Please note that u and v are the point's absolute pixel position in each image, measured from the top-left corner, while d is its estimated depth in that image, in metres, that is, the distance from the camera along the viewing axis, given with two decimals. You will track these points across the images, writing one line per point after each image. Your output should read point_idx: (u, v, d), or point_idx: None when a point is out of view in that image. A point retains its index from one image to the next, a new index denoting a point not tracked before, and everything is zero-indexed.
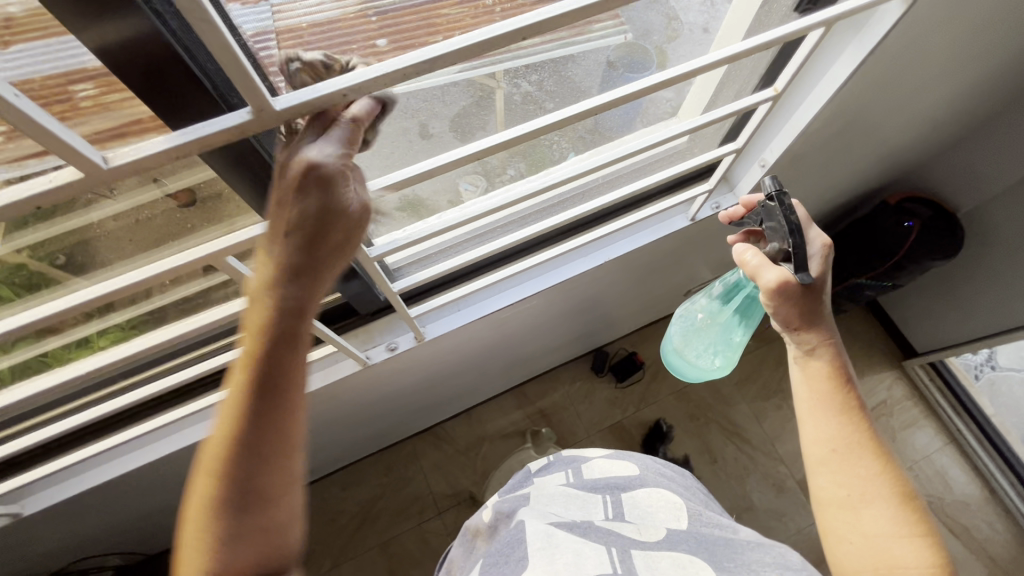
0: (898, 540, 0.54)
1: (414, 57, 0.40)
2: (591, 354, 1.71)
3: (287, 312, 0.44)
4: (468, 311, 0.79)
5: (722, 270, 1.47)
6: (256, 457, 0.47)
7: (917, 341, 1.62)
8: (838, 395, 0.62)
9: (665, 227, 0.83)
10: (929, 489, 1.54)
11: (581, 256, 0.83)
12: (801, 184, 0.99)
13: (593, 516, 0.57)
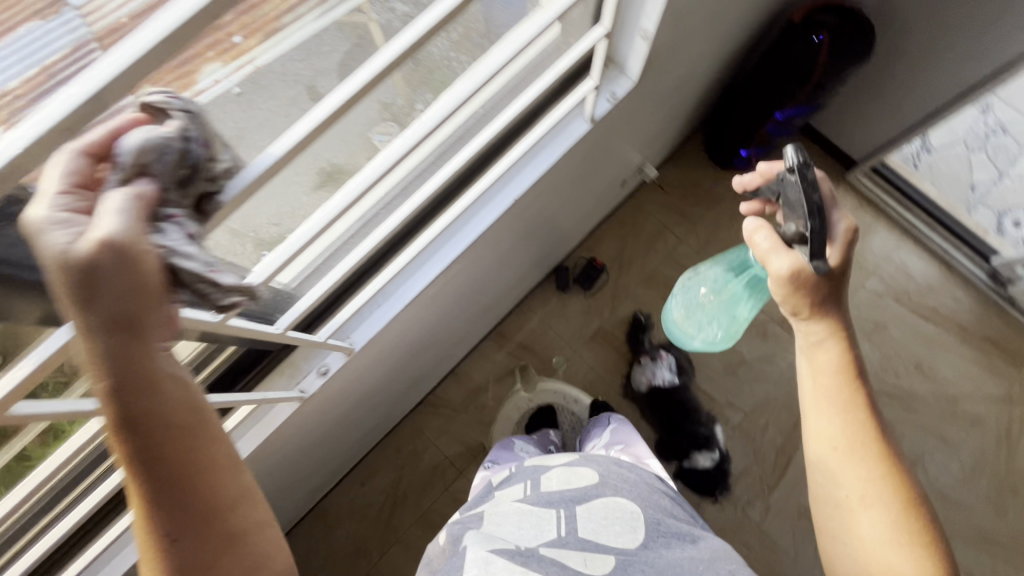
0: (893, 548, 0.63)
1: (117, 62, 0.30)
2: (552, 274, 1.66)
3: (121, 387, 0.40)
4: (392, 301, 0.73)
5: (650, 146, 1.38)
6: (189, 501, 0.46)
7: (854, 150, 1.60)
8: (844, 392, 0.69)
9: (565, 138, 0.75)
10: (894, 285, 1.61)
11: (485, 203, 0.75)
12: (701, 31, 0.89)
13: (548, 535, 0.68)
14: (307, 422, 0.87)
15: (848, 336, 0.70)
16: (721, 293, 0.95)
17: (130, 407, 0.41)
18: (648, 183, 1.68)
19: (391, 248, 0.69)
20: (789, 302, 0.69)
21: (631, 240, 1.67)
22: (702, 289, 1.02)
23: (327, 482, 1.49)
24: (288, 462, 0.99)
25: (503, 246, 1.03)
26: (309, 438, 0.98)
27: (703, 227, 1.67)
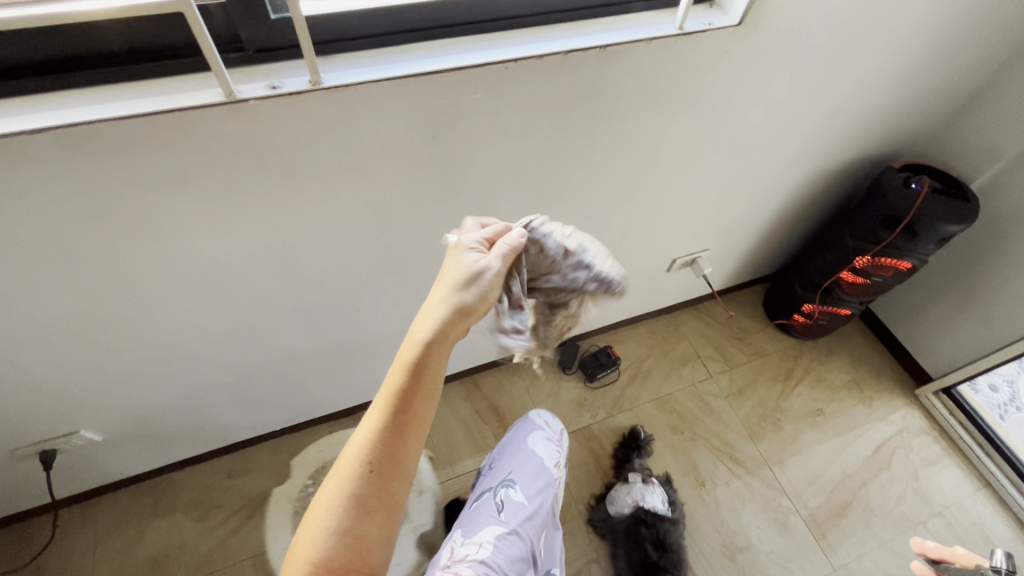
0: None
1: None
2: (559, 349, 1.43)
3: (418, 389, 0.53)
4: (390, 68, 0.57)
5: (718, 240, 1.26)
6: (380, 485, 0.51)
7: (929, 362, 1.40)
8: None
9: (650, 30, 0.66)
10: (965, 542, 1.24)
11: (540, 38, 0.63)
12: (801, 76, 0.87)
13: (554, 471, 0.87)
14: (203, 226, 0.65)
15: None
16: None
17: (412, 414, 0.53)
18: (692, 307, 1.54)
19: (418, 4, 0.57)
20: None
21: (656, 352, 1.45)
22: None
23: (182, 448, 1.10)
24: (143, 301, 0.73)
25: (526, 213, 0.88)
26: (192, 286, 0.74)
27: (740, 374, 1.44)
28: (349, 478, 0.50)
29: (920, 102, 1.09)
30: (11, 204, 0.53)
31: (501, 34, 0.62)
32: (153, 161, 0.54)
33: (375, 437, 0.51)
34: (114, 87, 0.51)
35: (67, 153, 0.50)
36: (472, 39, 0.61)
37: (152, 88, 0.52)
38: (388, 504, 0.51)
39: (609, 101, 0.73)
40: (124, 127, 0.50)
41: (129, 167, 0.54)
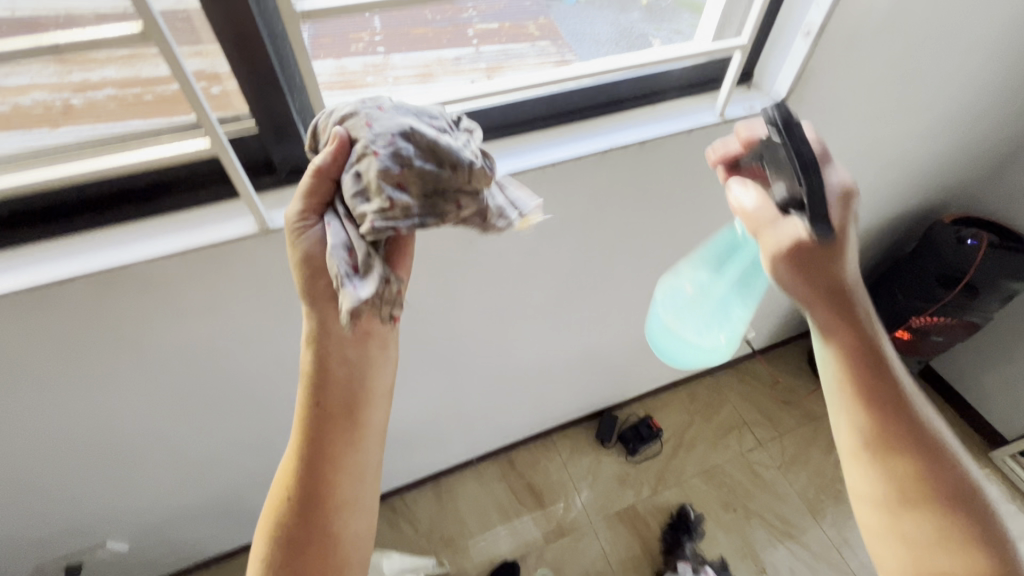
0: (933, 552, 0.51)
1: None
2: (596, 419, 1.36)
3: (321, 379, 0.49)
4: None
5: (759, 302, 1.20)
6: (310, 494, 0.48)
7: (1002, 422, 1.29)
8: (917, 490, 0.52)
9: (686, 119, 0.64)
10: None
11: (571, 136, 0.61)
12: (840, 145, 0.84)
13: None
14: (235, 343, 0.62)
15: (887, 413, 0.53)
16: (715, 314, 0.60)
17: (328, 413, 0.49)
18: (733, 367, 1.45)
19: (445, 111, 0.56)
20: (810, 280, 0.50)
21: (698, 420, 1.37)
22: (685, 285, 0.63)
23: (210, 547, 1.06)
24: (174, 419, 0.70)
25: (560, 292, 0.85)
26: (222, 400, 0.71)
27: (793, 441, 1.34)
28: (280, 498, 0.49)
29: (967, 155, 1.04)
30: (46, 349, 0.52)
31: (533, 135, 0.61)
32: (187, 293, 0.52)
33: (297, 448, 0.49)
34: (150, 223, 0.50)
35: (101, 295, 0.49)
36: (503, 142, 0.60)
37: (187, 221, 0.50)
38: (324, 508, 0.49)
39: (646, 185, 0.70)
40: (157, 266, 0.48)
41: (162, 302, 0.53)
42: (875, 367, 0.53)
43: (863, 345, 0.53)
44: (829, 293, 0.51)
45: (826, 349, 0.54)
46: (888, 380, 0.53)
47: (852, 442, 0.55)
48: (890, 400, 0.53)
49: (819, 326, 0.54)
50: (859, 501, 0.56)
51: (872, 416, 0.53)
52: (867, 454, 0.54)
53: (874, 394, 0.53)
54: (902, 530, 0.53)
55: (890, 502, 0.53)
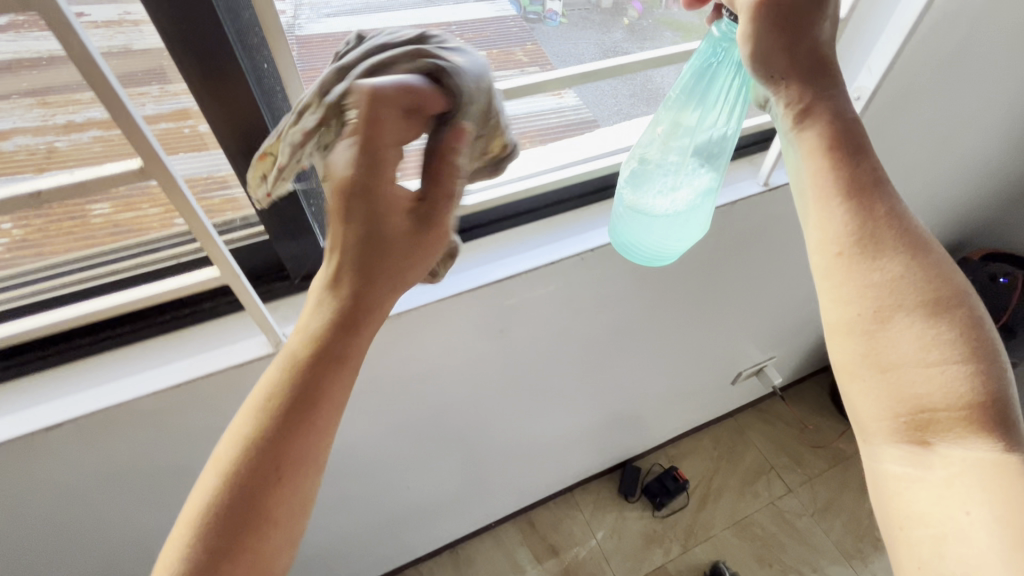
0: (927, 374, 0.37)
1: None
2: (617, 470, 1.30)
3: (348, 301, 0.32)
4: (455, 280, 0.56)
5: (782, 345, 1.16)
6: (268, 462, 0.31)
7: None
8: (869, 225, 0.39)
9: None
10: None
11: (588, 225, 0.63)
12: None
13: None
14: None
15: (904, 270, 0.39)
16: (681, 174, 0.51)
17: (330, 352, 0.32)
18: (755, 408, 1.40)
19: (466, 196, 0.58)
20: (770, 60, 0.40)
21: (724, 467, 1.31)
22: (657, 132, 0.50)
23: None
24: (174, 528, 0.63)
25: (585, 358, 0.80)
26: None
27: (823, 485, 1.28)
28: (234, 460, 0.31)
29: (993, 195, 1.01)
30: None
31: (551, 222, 0.63)
32: (195, 409, 0.51)
33: (284, 375, 0.32)
34: (159, 339, 0.51)
35: None
36: (520, 231, 0.61)
37: (199, 342, 0.51)
38: (260, 507, 0.31)
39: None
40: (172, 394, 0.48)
41: None
42: (850, 150, 0.41)
43: (843, 121, 0.41)
44: (814, 72, 0.41)
45: (802, 136, 0.42)
46: (871, 205, 0.40)
47: (822, 259, 0.42)
48: (873, 220, 0.39)
49: (788, 116, 0.42)
50: (842, 378, 0.42)
51: (851, 232, 0.40)
52: (845, 258, 0.40)
53: (855, 227, 0.40)
54: (907, 387, 0.38)
55: (868, 332, 0.39)
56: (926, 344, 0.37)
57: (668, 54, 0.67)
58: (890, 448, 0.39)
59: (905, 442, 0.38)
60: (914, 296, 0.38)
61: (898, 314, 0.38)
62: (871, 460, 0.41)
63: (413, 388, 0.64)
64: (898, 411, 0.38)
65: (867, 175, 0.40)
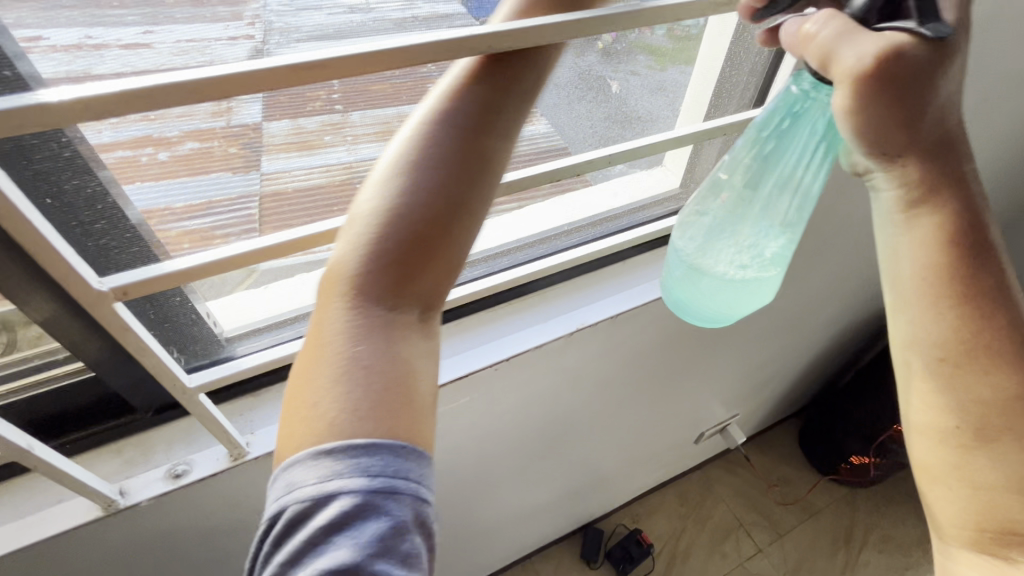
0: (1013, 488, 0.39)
1: None
2: (580, 533, 1.22)
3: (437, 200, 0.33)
4: None
5: (747, 400, 1.12)
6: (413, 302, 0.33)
7: None
8: (976, 315, 0.38)
9: (633, 296, 0.59)
10: None
11: (512, 324, 0.56)
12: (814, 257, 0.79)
13: None
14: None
15: (1014, 359, 0.38)
16: (749, 238, 0.43)
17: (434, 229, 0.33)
18: (722, 458, 1.34)
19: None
20: (885, 135, 0.35)
21: (691, 525, 1.25)
22: (720, 196, 0.44)
23: None
24: None
25: (530, 436, 0.74)
26: None
27: (794, 543, 1.23)
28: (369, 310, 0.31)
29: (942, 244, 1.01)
30: None
31: (471, 320, 0.55)
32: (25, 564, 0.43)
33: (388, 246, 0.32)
34: None
35: None
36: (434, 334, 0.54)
37: (17, 495, 0.42)
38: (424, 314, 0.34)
39: (616, 330, 0.61)
40: None
41: None
42: (973, 245, 0.38)
43: (969, 210, 0.38)
44: (935, 146, 0.37)
45: (916, 222, 0.38)
46: (992, 315, 0.38)
47: (921, 360, 0.40)
48: (994, 333, 0.38)
49: (899, 195, 0.38)
50: (920, 471, 0.44)
51: (959, 336, 0.38)
52: (948, 367, 0.39)
53: (967, 334, 0.38)
54: (993, 499, 0.39)
55: (964, 445, 0.40)
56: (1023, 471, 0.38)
57: (641, 79, 0.59)
58: (966, 554, 0.41)
59: (983, 552, 0.40)
60: None
61: (1008, 432, 0.39)
62: (943, 558, 0.43)
63: None
64: (982, 521, 0.40)
65: (990, 280, 0.38)
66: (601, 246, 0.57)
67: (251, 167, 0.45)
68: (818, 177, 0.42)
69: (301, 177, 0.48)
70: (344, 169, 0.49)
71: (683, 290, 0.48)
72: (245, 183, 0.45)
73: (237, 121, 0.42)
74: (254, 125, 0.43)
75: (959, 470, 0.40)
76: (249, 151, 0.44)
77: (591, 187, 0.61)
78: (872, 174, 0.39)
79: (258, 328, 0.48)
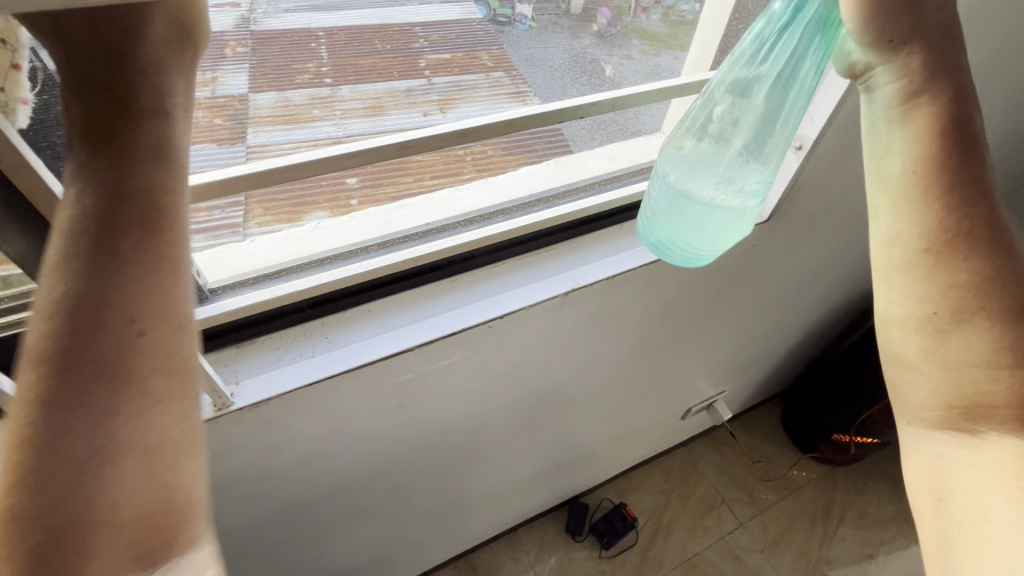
0: (989, 371, 0.37)
1: None
2: (565, 508, 1.24)
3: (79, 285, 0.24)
4: (337, 354, 0.47)
5: (731, 378, 1.13)
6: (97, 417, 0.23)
7: None
8: (962, 193, 0.35)
9: (627, 260, 0.58)
10: None
11: (503, 284, 0.54)
12: (805, 232, 0.79)
13: None
14: None
15: (995, 236, 0.36)
16: (736, 160, 0.45)
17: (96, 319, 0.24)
18: (706, 436, 1.35)
19: (336, 258, 0.49)
20: (886, 23, 0.34)
21: (675, 501, 1.26)
22: (713, 113, 0.44)
23: None
24: None
25: (518, 405, 0.74)
26: None
27: (773, 518, 1.26)
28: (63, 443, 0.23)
29: None
30: None
31: (460, 281, 0.54)
32: None
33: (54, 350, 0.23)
34: None
35: None
36: (422, 293, 0.52)
37: None
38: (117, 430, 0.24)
39: (607, 297, 0.61)
40: None
41: None
42: (960, 136, 0.35)
43: (960, 99, 0.35)
44: (938, 35, 0.35)
45: (912, 115, 0.36)
46: (974, 200, 0.36)
47: (900, 253, 0.38)
48: (977, 215, 0.36)
49: (900, 86, 0.36)
50: (889, 361, 0.42)
51: (943, 226, 0.36)
52: (933, 255, 0.36)
53: (950, 216, 0.36)
54: (967, 381, 0.38)
55: (938, 331, 0.37)
56: (996, 348, 0.37)
57: (634, 64, 0.58)
58: (942, 436, 0.40)
59: (951, 429, 0.39)
60: (1000, 296, 0.36)
61: (979, 312, 0.36)
62: (918, 443, 0.42)
63: (306, 461, 0.56)
64: (951, 402, 0.39)
65: (974, 167, 0.36)
66: (588, 207, 0.58)
67: (237, 138, 0.45)
68: (806, 90, 0.42)
69: (288, 149, 0.46)
70: (333, 143, 0.48)
71: (668, 218, 0.49)
72: (231, 155, 0.45)
73: (222, 91, 0.42)
74: (241, 96, 0.44)
75: (934, 354, 0.38)
76: (235, 122, 0.44)
77: (590, 151, 0.59)
78: (872, 72, 0.37)
79: (243, 280, 0.46)
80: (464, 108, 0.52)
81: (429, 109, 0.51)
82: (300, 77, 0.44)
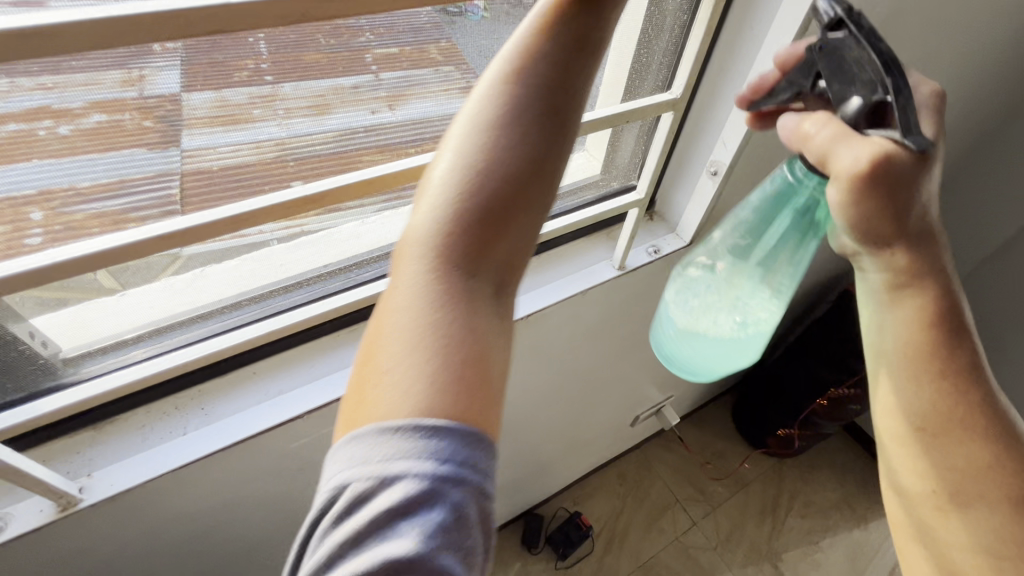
0: (992, 558, 0.39)
1: None
2: (521, 520, 1.22)
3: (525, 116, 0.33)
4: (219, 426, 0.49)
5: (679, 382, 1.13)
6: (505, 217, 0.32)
7: None
8: (954, 391, 0.41)
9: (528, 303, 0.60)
10: None
11: None
12: None
13: None
14: None
15: (998, 436, 0.40)
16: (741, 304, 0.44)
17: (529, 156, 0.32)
18: (659, 437, 1.36)
19: (212, 313, 0.49)
20: (876, 226, 0.37)
21: (629, 504, 1.27)
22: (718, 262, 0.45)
23: None
24: None
25: None
26: None
27: (725, 516, 1.27)
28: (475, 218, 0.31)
29: None
30: None
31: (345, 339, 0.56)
32: None
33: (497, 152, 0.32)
34: None
35: None
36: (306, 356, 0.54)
37: None
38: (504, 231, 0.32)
39: None
40: None
41: None
42: (949, 331, 0.40)
43: (948, 296, 0.40)
44: (925, 242, 0.39)
45: (903, 302, 0.41)
46: (966, 392, 0.41)
47: (898, 429, 0.43)
48: (970, 408, 0.41)
49: (888, 277, 0.41)
50: (897, 531, 0.46)
51: (935, 411, 0.41)
52: (925, 435, 0.42)
53: (944, 407, 0.41)
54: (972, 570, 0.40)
55: (938, 509, 0.42)
56: (1002, 538, 0.39)
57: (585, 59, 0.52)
58: None
59: None
60: (1000, 486, 0.40)
61: (978, 498, 0.40)
62: None
63: None
64: None
65: (965, 359, 0.41)
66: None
67: (171, 143, 0.42)
68: (809, 252, 0.43)
69: (227, 154, 0.44)
70: (277, 146, 0.46)
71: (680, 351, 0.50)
72: (166, 160, 0.42)
73: (152, 91, 0.39)
74: (172, 96, 0.40)
75: (934, 533, 0.42)
76: (170, 125, 0.41)
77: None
78: (860, 258, 0.42)
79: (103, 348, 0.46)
80: (415, 105, 0.50)
81: (378, 106, 0.49)
82: (238, 75, 0.40)
